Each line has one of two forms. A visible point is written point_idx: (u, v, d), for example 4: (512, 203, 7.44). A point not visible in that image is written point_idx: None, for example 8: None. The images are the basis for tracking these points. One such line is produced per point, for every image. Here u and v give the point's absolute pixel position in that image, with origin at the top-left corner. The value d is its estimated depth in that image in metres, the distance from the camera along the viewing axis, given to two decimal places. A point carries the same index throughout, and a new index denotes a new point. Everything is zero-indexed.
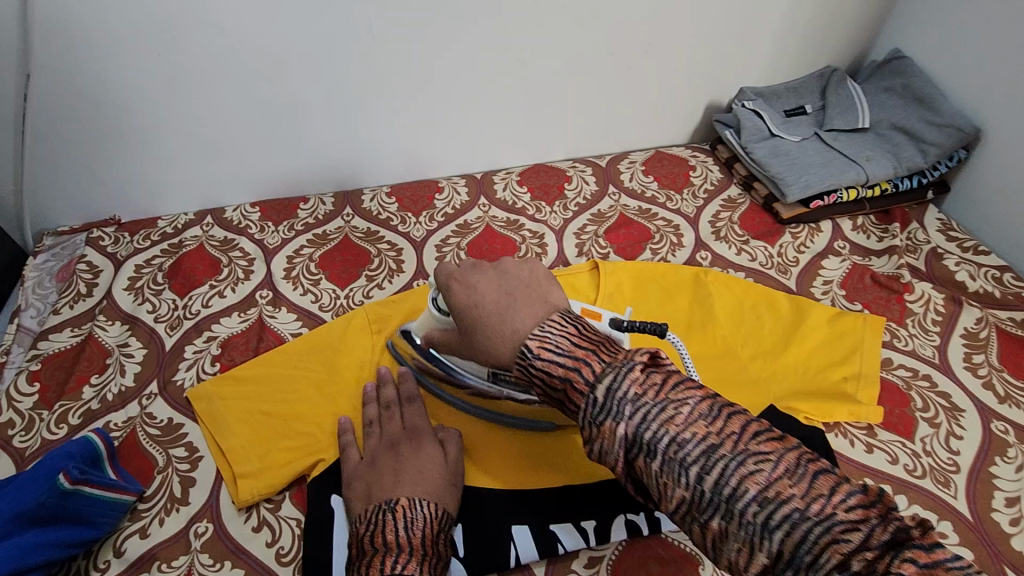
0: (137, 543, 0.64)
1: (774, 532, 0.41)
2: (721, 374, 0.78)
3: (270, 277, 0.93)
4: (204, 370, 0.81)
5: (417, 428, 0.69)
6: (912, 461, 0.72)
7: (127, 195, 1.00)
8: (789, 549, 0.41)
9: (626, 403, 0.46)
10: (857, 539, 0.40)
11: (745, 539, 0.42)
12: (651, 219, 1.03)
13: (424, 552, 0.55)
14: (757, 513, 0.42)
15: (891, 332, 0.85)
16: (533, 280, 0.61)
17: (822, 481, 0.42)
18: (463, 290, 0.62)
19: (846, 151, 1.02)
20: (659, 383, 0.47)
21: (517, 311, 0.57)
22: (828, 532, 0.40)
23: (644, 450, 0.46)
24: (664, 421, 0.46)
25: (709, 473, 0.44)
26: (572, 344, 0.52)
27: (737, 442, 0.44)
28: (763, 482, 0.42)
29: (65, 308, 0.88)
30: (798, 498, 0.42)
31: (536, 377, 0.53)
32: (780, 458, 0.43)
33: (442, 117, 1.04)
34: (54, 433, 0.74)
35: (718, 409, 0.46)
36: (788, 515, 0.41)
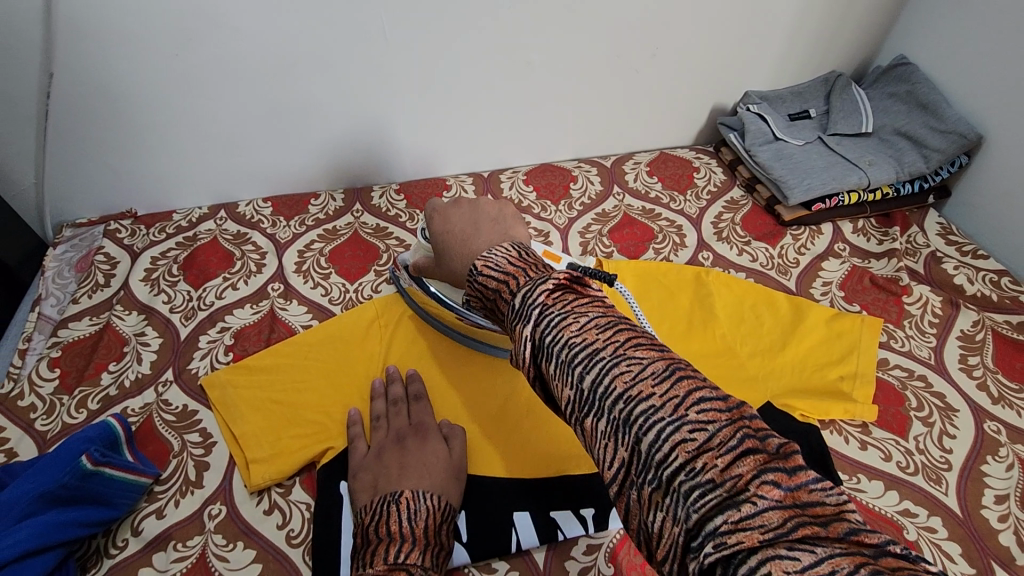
0: (154, 523, 0.67)
1: (633, 430, 0.38)
2: (719, 371, 0.80)
3: (282, 271, 0.96)
4: (218, 359, 0.83)
5: (423, 424, 0.71)
6: (904, 459, 0.74)
7: (144, 189, 1.03)
8: (646, 448, 0.38)
9: (535, 310, 0.46)
10: (703, 439, 0.36)
11: (612, 436, 0.40)
12: (655, 219, 1.05)
13: (426, 542, 0.57)
14: (622, 410, 0.39)
15: (888, 333, 0.87)
16: (500, 216, 0.67)
17: (684, 383, 0.39)
18: (440, 220, 0.69)
19: (849, 155, 1.04)
20: (569, 300, 0.46)
21: (480, 236, 0.63)
22: (678, 431, 0.37)
23: (544, 356, 0.44)
24: (561, 327, 0.44)
25: (589, 373, 0.41)
26: (509, 263, 0.52)
27: (618, 347, 0.42)
28: (631, 382, 0.40)
29: (84, 297, 0.91)
30: (657, 397, 0.39)
31: (477, 291, 0.54)
32: (651, 363, 0.41)
33: (446, 114, 1.05)
34: (74, 417, 0.77)
35: (614, 324, 0.44)
36: (648, 412, 0.38)
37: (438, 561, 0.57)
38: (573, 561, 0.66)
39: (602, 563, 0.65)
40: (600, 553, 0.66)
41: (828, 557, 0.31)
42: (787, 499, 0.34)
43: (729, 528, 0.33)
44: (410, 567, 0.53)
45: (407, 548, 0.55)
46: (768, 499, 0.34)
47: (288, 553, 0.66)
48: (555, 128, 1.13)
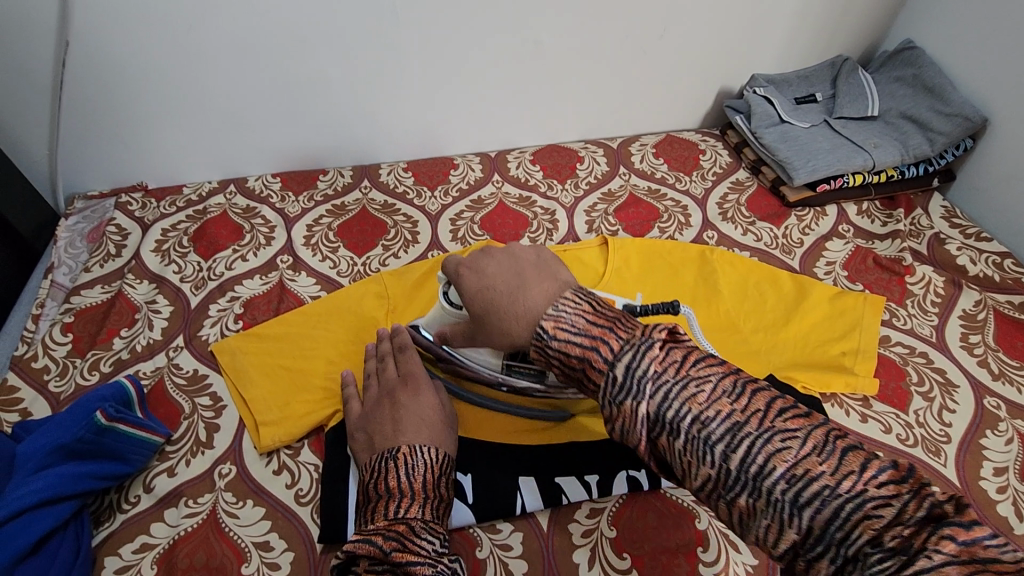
0: (165, 481, 0.68)
1: (804, 509, 0.41)
2: (722, 345, 0.81)
3: (291, 243, 0.97)
4: (228, 327, 0.84)
5: (412, 374, 0.69)
6: (904, 431, 0.75)
7: (155, 164, 1.04)
8: (820, 525, 0.40)
9: (647, 381, 0.47)
10: (889, 514, 0.39)
11: (775, 517, 0.42)
12: (660, 199, 1.05)
13: (426, 495, 0.59)
14: (786, 491, 0.41)
15: (890, 311, 0.87)
16: (542, 262, 0.63)
17: (851, 457, 0.41)
18: (474, 276, 0.64)
19: (854, 138, 1.04)
20: (679, 361, 0.48)
21: (530, 288, 0.59)
22: (860, 508, 0.39)
23: (666, 429, 0.46)
24: (686, 399, 0.46)
25: (735, 451, 0.43)
26: (588, 324, 0.53)
27: (762, 420, 0.44)
28: (793, 461, 0.42)
29: (96, 266, 0.92)
30: (827, 476, 0.41)
31: (555, 357, 0.54)
32: (807, 436, 0.43)
33: (454, 93, 1.06)
34: (86, 379, 0.78)
35: (740, 385, 0.46)
36: (818, 492, 0.40)
37: (439, 512, 0.59)
38: (576, 524, 0.66)
39: (605, 527, 0.66)
40: (603, 518, 0.66)
41: None
42: (964, 554, 0.37)
43: None
44: (410, 521, 0.56)
45: (406, 504, 0.57)
46: (944, 555, 0.37)
47: (297, 511, 0.67)
48: (562, 109, 1.14)
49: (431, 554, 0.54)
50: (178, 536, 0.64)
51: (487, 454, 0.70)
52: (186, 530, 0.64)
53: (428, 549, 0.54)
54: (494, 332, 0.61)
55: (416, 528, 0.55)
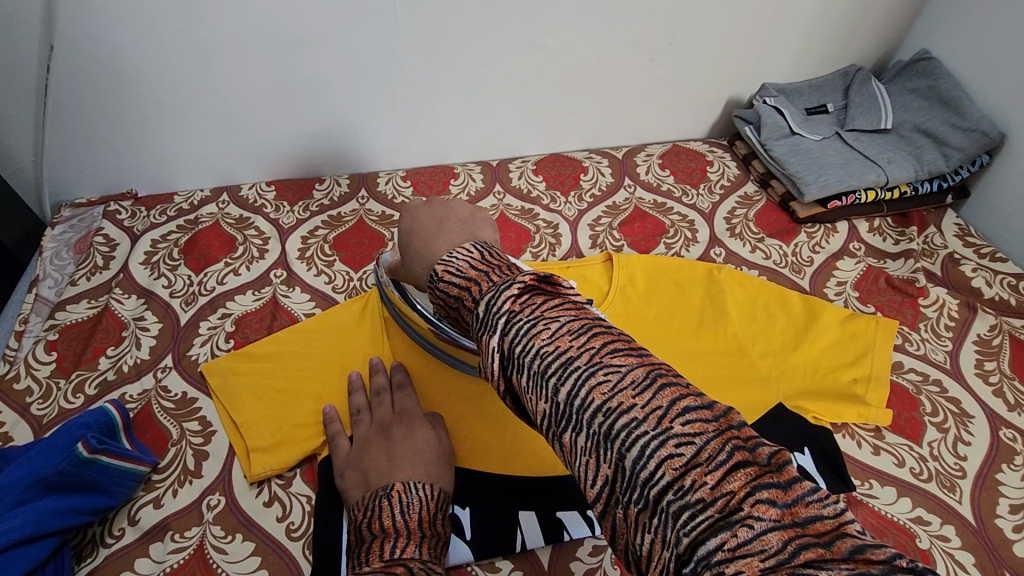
0: (151, 513, 0.65)
1: (615, 446, 0.37)
2: (731, 372, 0.78)
3: (285, 257, 0.94)
4: (219, 346, 0.81)
5: (407, 410, 0.69)
6: (918, 465, 0.72)
7: (144, 171, 1.01)
8: (629, 465, 0.37)
9: (501, 318, 0.45)
10: (689, 454, 0.36)
11: (592, 452, 0.38)
12: (666, 213, 1.02)
13: (422, 533, 0.56)
14: (602, 424, 0.38)
15: (903, 335, 0.85)
16: (468, 217, 0.64)
17: (665, 393, 0.38)
18: (407, 220, 0.67)
19: (867, 152, 1.01)
20: (538, 304, 0.45)
21: (439, 237, 0.61)
22: (663, 446, 0.36)
23: (514, 366, 0.43)
24: (530, 335, 0.43)
25: (563, 385, 0.40)
26: (469, 267, 0.53)
27: (594, 355, 0.41)
28: (609, 394, 0.39)
29: (82, 279, 0.89)
30: (638, 409, 0.38)
31: (440, 297, 0.55)
32: (629, 371, 0.40)
33: (456, 101, 1.03)
34: (71, 402, 0.75)
35: (588, 328, 0.43)
36: (628, 426, 0.37)
37: (436, 552, 0.55)
38: (578, 562, 0.64)
39: (608, 565, 0.64)
40: (606, 555, 0.64)
41: None
42: (785, 518, 0.33)
43: (726, 556, 0.32)
44: (408, 562, 0.51)
45: (403, 543, 0.53)
46: (765, 520, 0.33)
47: (288, 547, 0.64)
48: (567, 118, 1.11)
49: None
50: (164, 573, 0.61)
51: (487, 487, 0.67)
52: (173, 566, 0.62)
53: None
54: (414, 271, 0.64)
55: (415, 569, 0.50)
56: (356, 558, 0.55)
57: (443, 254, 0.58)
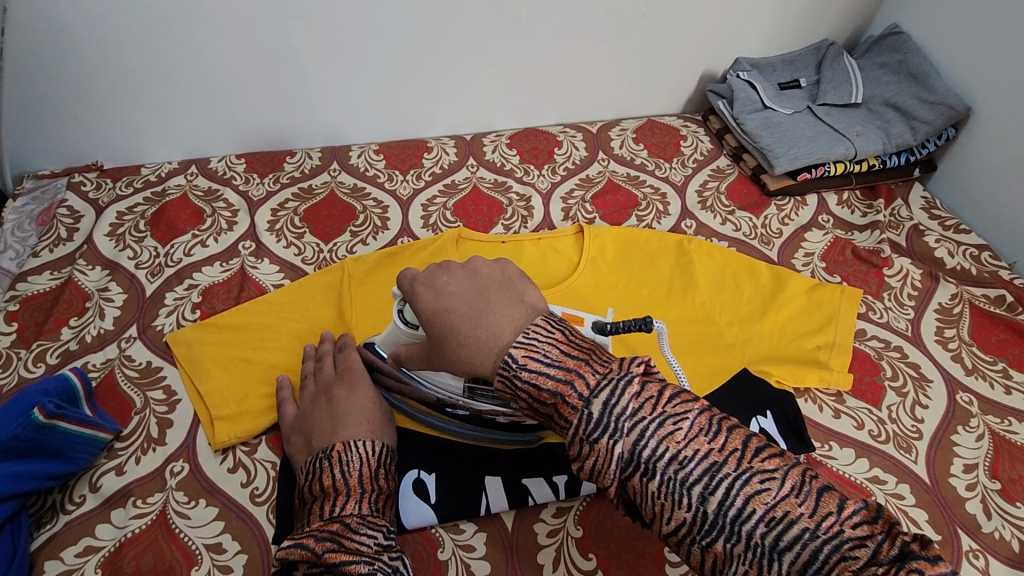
0: (113, 479, 0.65)
1: (784, 555, 0.41)
2: (697, 338, 0.79)
3: (254, 229, 0.93)
4: (184, 317, 0.81)
5: (351, 370, 0.67)
6: (877, 427, 0.74)
7: (109, 142, 0.99)
8: (798, 568, 0.41)
9: (625, 420, 0.45)
10: (864, 555, 0.40)
11: (754, 561, 0.42)
12: (639, 186, 1.03)
13: (362, 490, 0.57)
14: (766, 535, 0.42)
15: (867, 304, 0.86)
16: (507, 280, 0.56)
17: (827, 498, 0.42)
18: (430, 294, 0.56)
19: (836, 126, 1.02)
20: (655, 397, 0.46)
21: (494, 312, 0.52)
22: (837, 550, 0.40)
23: (640, 469, 0.45)
24: (663, 438, 0.45)
25: (713, 493, 0.43)
26: (563, 355, 0.49)
27: (740, 460, 0.44)
28: (772, 502, 0.42)
29: (45, 251, 0.88)
30: (806, 517, 0.41)
31: (523, 391, 0.49)
32: (784, 476, 0.43)
33: (428, 74, 1.02)
34: (32, 371, 0.74)
35: (717, 423, 0.46)
36: (798, 535, 0.41)
37: (378, 505, 0.57)
38: (541, 524, 0.65)
39: (571, 526, 0.64)
40: (569, 517, 0.65)
41: None
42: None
43: None
44: (346, 518, 0.54)
45: (341, 502, 0.55)
46: None
47: (251, 511, 0.64)
48: (542, 92, 1.10)
49: (369, 548, 0.52)
50: (125, 538, 0.61)
51: (451, 453, 0.67)
52: (134, 531, 0.62)
53: (368, 544, 0.52)
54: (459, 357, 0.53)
55: (352, 525, 0.53)
56: (300, 518, 0.58)
57: (513, 338, 0.51)
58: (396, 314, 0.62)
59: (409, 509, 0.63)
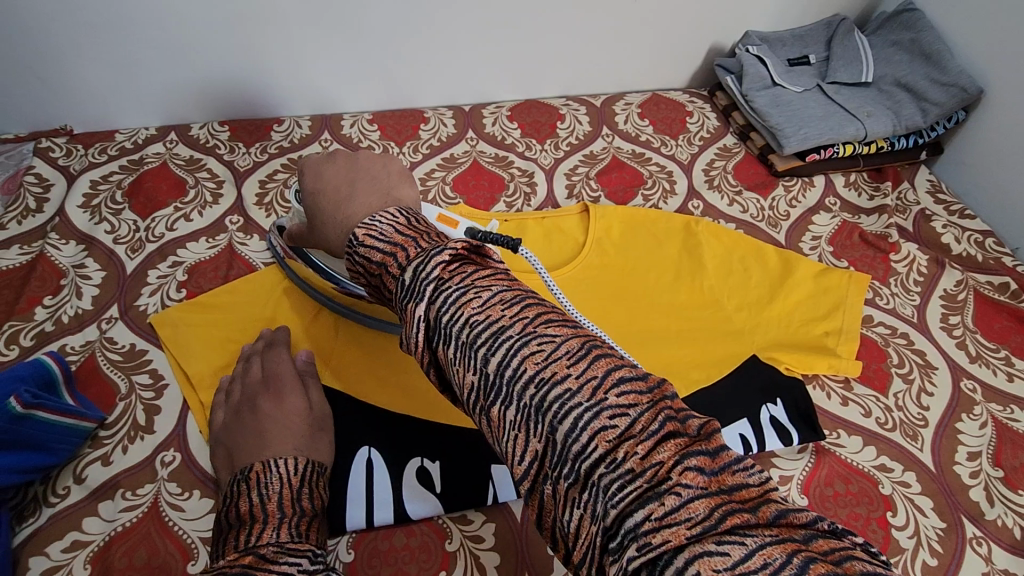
0: (99, 470, 0.61)
1: (548, 420, 0.35)
2: (708, 325, 0.78)
3: (241, 202, 0.87)
4: (169, 296, 0.76)
5: (278, 376, 0.64)
6: (884, 415, 0.73)
7: (78, 103, 0.92)
8: (562, 439, 0.35)
9: (429, 285, 0.41)
10: (623, 425, 0.34)
11: (522, 427, 0.36)
12: (644, 163, 1.00)
13: (282, 514, 0.50)
14: (534, 397, 0.36)
15: (874, 290, 0.85)
16: (383, 175, 0.58)
17: (601, 364, 0.36)
18: (311, 177, 0.60)
19: (847, 105, 1.00)
20: (468, 273, 0.42)
21: (355, 199, 0.56)
22: (596, 418, 0.34)
23: (441, 337, 0.40)
24: (461, 303, 0.40)
25: (494, 355, 0.37)
26: (394, 232, 0.48)
27: (526, 325, 0.38)
28: (542, 363, 0.36)
29: (13, 223, 0.82)
30: (572, 379, 0.36)
31: (360, 266, 0.49)
32: (564, 341, 0.37)
33: (425, 39, 0.97)
34: (4, 354, 0.69)
35: (521, 298, 0.40)
36: (560, 398, 0.35)
37: (301, 528, 0.50)
38: None
39: None
40: None
41: (760, 548, 0.29)
42: (712, 485, 0.32)
43: (652, 526, 0.31)
44: (259, 549, 0.45)
45: (257, 530, 0.48)
46: (692, 489, 0.32)
47: None
48: (546, 63, 1.05)
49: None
50: (114, 532, 0.57)
51: (456, 442, 0.64)
52: (125, 525, 0.58)
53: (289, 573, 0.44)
54: (329, 240, 0.58)
55: (267, 555, 0.45)
56: (215, 550, 0.50)
57: (364, 218, 0.53)
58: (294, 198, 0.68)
59: (415, 498, 0.61)
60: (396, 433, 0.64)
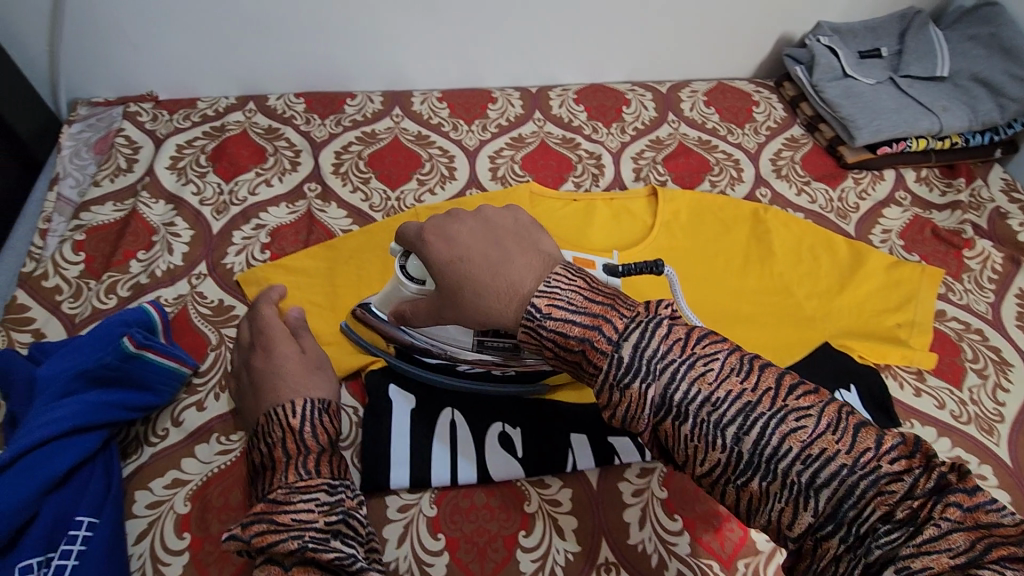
0: (195, 415, 0.64)
1: (821, 491, 0.39)
2: (779, 310, 0.78)
3: (318, 171, 0.90)
4: (254, 257, 0.79)
5: (265, 331, 0.63)
6: (958, 408, 0.73)
7: (165, 71, 0.95)
8: (834, 504, 0.39)
9: (657, 361, 0.43)
10: (901, 489, 0.38)
11: (791, 499, 0.40)
12: (711, 150, 1.00)
13: (289, 457, 0.52)
14: (803, 472, 0.40)
15: (946, 285, 0.84)
16: (521, 229, 0.56)
17: (864, 434, 0.40)
18: (441, 243, 0.55)
19: (921, 99, 0.98)
20: (684, 338, 0.44)
21: (514, 260, 0.51)
22: (874, 485, 0.38)
23: (672, 413, 0.43)
24: (695, 378, 0.43)
25: (748, 433, 0.41)
26: (586, 302, 0.47)
27: (775, 399, 0.42)
28: (808, 440, 0.40)
29: (105, 180, 0.85)
30: (844, 455, 0.39)
31: (548, 340, 0.48)
32: (821, 413, 0.41)
33: (496, 17, 0.97)
34: (104, 302, 0.72)
35: (748, 362, 0.44)
36: (835, 472, 0.39)
37: (311, 466, 0.52)
38: (626, 484, 0.63)
39: (656, 487, 0.63)
40: (653, 477, 0.63)
41: None
42: (967, 520, 0.37)
43: (914, 552, 0.37)
44: (273, 494, 0.50)
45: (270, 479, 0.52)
46: (950, 521, 0.37)
47: None
48: (614, 48, 1.06)
49: (309, 514, 0.48)
50: (211, 473, 0.60)
51: (535, 409, 0.66)
52: (220, 467, 0.61)
53: (304, 510, 0.48)
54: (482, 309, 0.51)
55: (279, 498, 0.49)
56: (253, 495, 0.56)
57: (535, 283, 0.50)
58: (398, 270, 0.61)
59: (496, 459, 0.63)
60: (476, 397, 0.66)
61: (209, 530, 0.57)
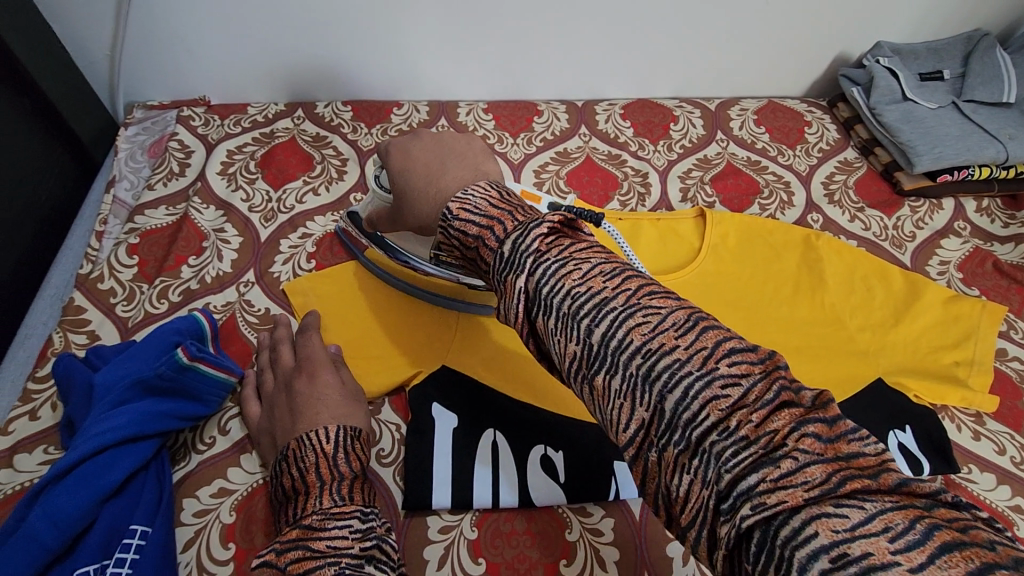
0: (240, 424, 0.64)
1: (654, 386, 0.35)
2: (832, 342, 0.76)
3: (365, 180, 0.90)
4: (300, 266, 0.79)
5: (309, 358, 0.63)
6: (1019, 454, 0.71)
7: (218, 77, 0.97)
8: (670, 408, 0.34)
9: (529, 256, 0.42)
10: (737, 395, 0.33)
11: (628, 394, 0.36)
12: (760, 172, 0.97)
13: (323, 483, 0.51)
14: (640, 366, 0.36)
15: (1008, 323, 0.81)
16: (471, 151, 0.60)
17: (710, 334, 0.36)
18: (400, 157, 0.62)
19: (986, 125, 0.94)
20: (566, 245, 0.42)
21: (446, 172, 0.56)
22: (709, 387, 0.34)
23: (541, 307, 0.40)
24: (562, 275, 0.40)
25: (597, 325, 0.38)
26: (488, 206, 0.48)
27: (630, 297, 0.38)
28: (648, 334, 0.36)
29: (159, 184, 0.87)
30: (681, 350, 0.35)
31: (454, 238, 0.49)
32: (670, 313, 0.37)
33: (546, 31, 0.97)
34: (156, 307, 0.74)
35: (620, 270, 0.40)
36: (668, 365, 0.35)
37: (344, 492, 0.51)
38: None
39: None
40: None
41: (879, 513, 0.28)
42: (828, 452, 0.31)
43: (768, 487, 0.31)
44: (307, 522, 0.48)
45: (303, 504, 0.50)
46: (808, 454, 0.31)
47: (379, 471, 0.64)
48: (663, 64, 1.04)
49: (343, 541, 0.45)
50: (256, 484, 0.61)
51: (579, 433, 0.64)
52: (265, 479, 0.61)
53: (338, 536, 0.46)
54: (421, 217, 0.58)
55: (314, 525, 0.47)
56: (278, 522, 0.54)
57: (456, 191, 0.53)
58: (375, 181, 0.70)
59: (540, 484, 0.62)
60: (520, 418, 0.65)
61: (253, 541, 0.57)
